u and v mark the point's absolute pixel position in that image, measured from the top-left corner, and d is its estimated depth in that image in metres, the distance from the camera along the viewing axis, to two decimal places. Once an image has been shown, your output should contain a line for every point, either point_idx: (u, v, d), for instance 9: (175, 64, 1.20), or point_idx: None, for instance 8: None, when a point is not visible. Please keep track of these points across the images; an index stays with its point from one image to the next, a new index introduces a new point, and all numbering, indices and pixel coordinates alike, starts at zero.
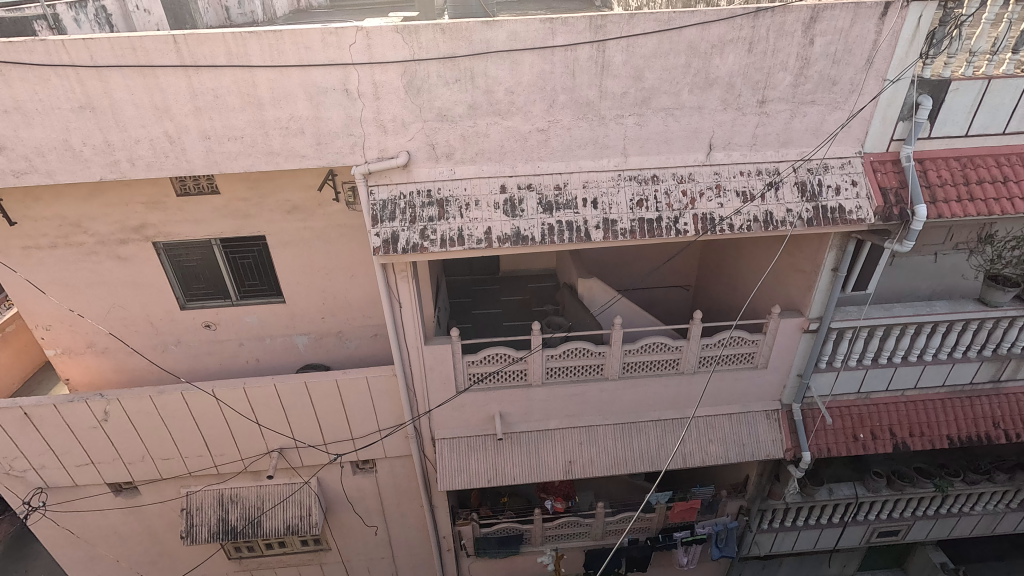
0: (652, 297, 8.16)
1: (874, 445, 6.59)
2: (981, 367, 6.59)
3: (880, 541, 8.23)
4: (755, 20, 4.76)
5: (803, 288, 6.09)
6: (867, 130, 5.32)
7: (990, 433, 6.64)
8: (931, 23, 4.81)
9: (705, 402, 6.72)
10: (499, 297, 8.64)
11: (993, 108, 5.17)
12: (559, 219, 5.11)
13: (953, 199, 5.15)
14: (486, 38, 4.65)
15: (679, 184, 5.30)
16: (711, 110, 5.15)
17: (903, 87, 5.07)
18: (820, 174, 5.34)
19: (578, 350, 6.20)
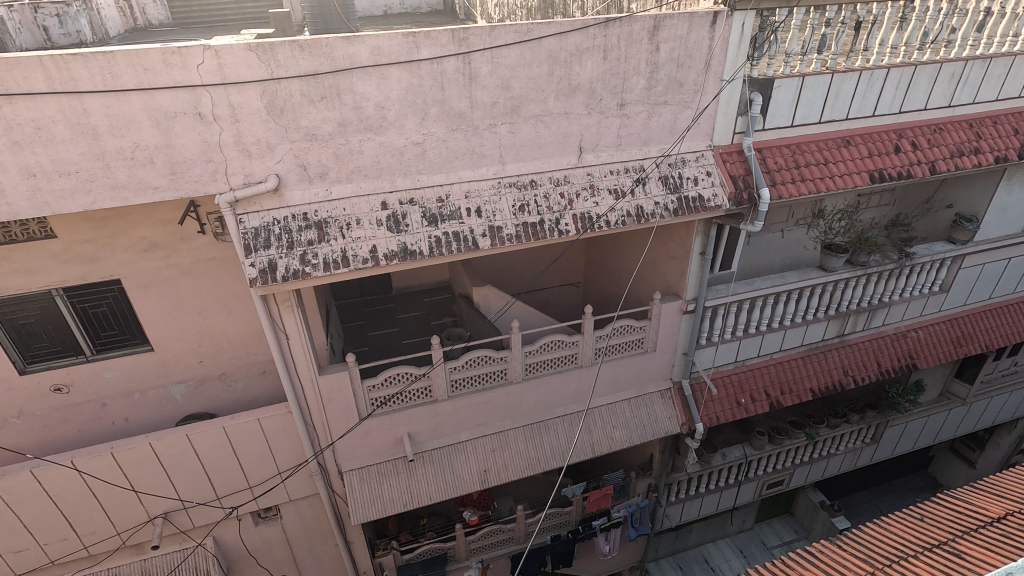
0: (546, 297, 8.40)
1: (754, 408, 7.28)
2: (829, 325, 7.55)
3: (770, 492, 9.12)
4: (606, 29, 5.11)
5: (677, 273, 6.60)
6: (713, 126, 5.90)
7: (843, 381, 7.61)
8: (752, 29, 5.46)
9: (605, 391, 7.05)
10: (395, 317, 8.42)
11: (810, 101, 5.95)
12: (444, 230, 5.11)
13: (789, 181, 5.86)
14: (348, 53, 4.51)
15: (557, 187, 5.52)
16: (577, 114, 5.43)
17: (737, 85, 5.72)
18: (679, 167, 5.83)
19: (480, 359, 6.21)
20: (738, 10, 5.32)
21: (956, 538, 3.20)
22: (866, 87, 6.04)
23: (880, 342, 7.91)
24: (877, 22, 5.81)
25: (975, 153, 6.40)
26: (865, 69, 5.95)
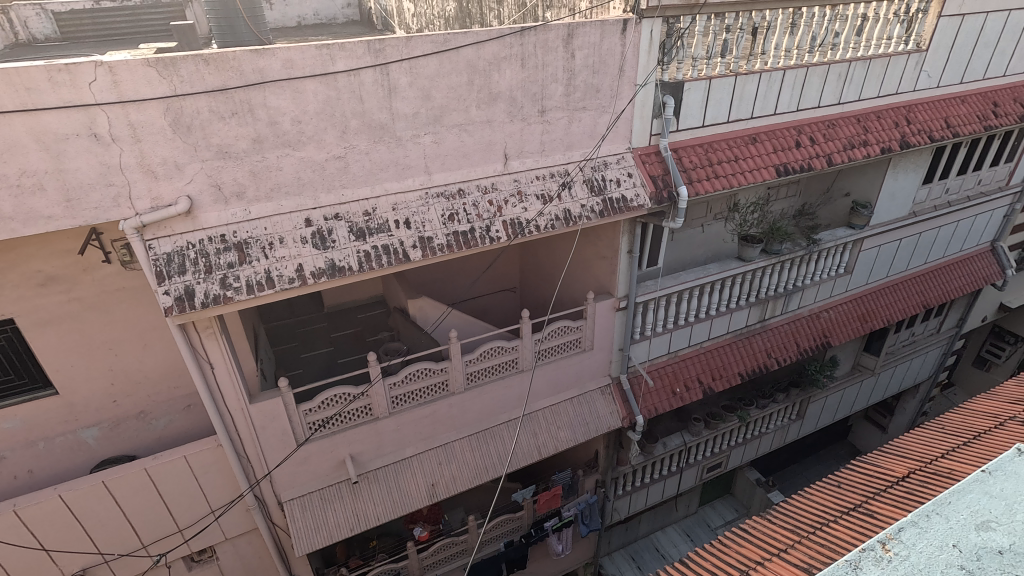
0: (484, 304, 8.42)
1: (689, 396, 7.61)
2: (750, 311, 8.02)
3: (710, 475, 9.54)
4: (522, 38, 5.20)
5: (608, 272, 6.80)
6: (631, 129, 6.13)
7: (767, 363, 8.10)
8: (660, 35, 5.72)
9: (547, 393, 7.14)
10: (330, 336, 8.16)
11: (718, 102, 6.30)
12: (374, 244, 5.01)
13: (705, 178, 6.19)
14: (259, 67, 4.34)
15: (485, 195, 5.55)
16: (499, 122, 5.49)
17: (649, 89, 5.97)
18: (602, 170, 6.02)
19: (420, 372, 6.12)
20: (645, 18, 5.55)
21: (866, 500, 3.48)
22: (766, 88, 6.48)
23: (798, 324, 8.48)
24: (771, 27, 6.24)
25: (864, 145, 7.01)
26: (764, 72, 6.38)
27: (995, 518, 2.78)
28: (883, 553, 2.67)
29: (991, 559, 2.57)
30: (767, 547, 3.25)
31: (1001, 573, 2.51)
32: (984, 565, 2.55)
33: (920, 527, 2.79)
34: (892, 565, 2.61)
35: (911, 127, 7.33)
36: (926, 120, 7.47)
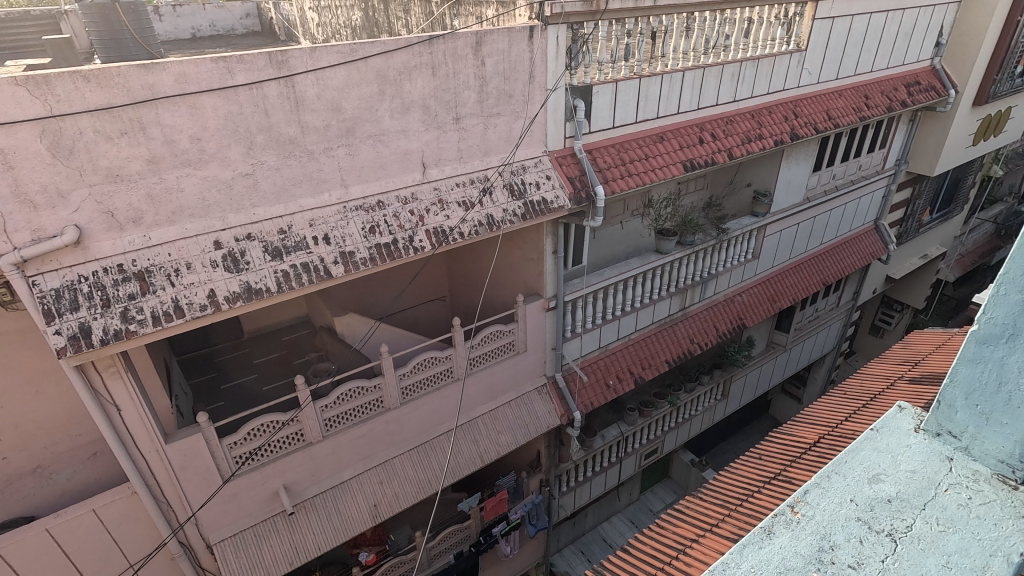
0: (414, 315, 8.29)
1: (622, 387, 7.87)
2: (672, 301, 8.43)
3: (648, 461, 9.91)
4: (431, 47, 5.18)
5: (535, 273, 6.90)
6: (545, 133, 6.26)
7: (690, 348, 8.52)
8: (566, 41, 5.90)
9: (485, 399, 7.14)
10: (251, 363, 7.69)
11: (625, 104, 6.57)
12: (292, 263, 4.83)
13: (619, 177, 6.44)
14: (148, 83, 4.05)
15: (405, 205, 5.48)
16: (415, 131, 5.43)
17: (560, 94, 6.13)
18: (520, 174, 6.11)
19: (353, 391, 5.92)
20: (551, 24, 5.70)
21: (784, 469, 3.73)
22: (668, 89, 6.84)
23: (715, 309, 9.01)
24: (668, 31, 6.60)
25: (759, 138, 7.56)
26: (665, 73, 6.72)
27: (884, 468, 2.89)
28: (792, 519, 2.67)
29: (883, 509, 2.68)
30: (700, 524, 3.40)
31: (890, 520, 2.63)
32: (878, 515, 2.65)
33: (822, 486, 2.83)
34: (800, 529, 2.63)
35: (798, 120, 7.99)
36: (811, 113, 8.17)
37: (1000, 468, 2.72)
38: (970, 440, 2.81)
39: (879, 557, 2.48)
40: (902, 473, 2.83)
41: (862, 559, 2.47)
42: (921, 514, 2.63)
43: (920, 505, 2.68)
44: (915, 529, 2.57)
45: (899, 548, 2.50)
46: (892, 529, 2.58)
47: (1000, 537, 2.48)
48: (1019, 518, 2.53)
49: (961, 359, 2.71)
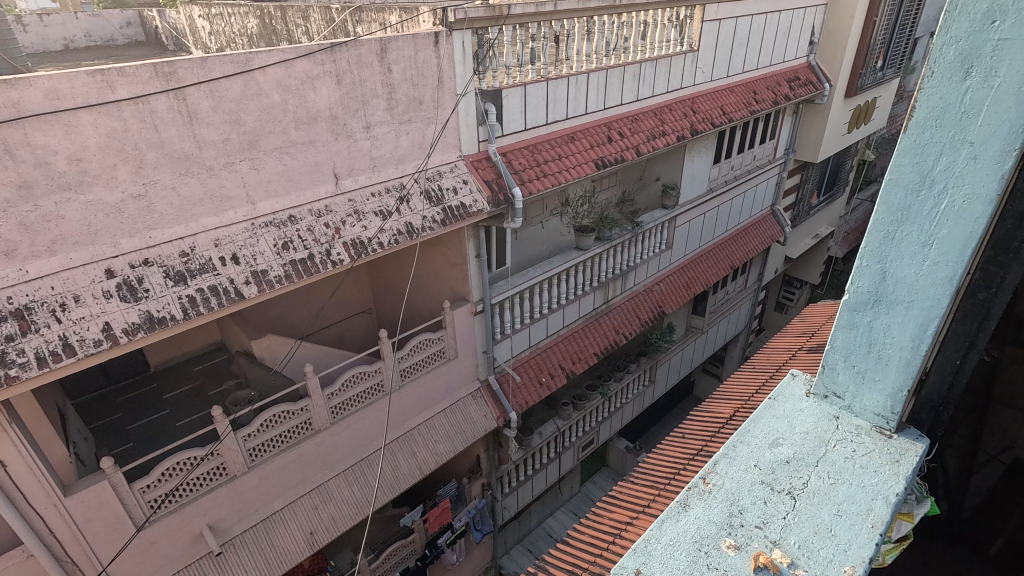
0: (339, 331, 8.01)
1: (554, 383, 8.03)
2: (595, 295, 8.70)
3: (586, 453, 10.17)
4: (334, 54, 5.02)
5: (460, 278, 6.88)
6: (459, 138, 6.25)
7: (616, 339, 8.84)
8: (472, 46, 5.92)
9: (419, 409, 7.02)
10: (160, 399, 7.11)
11: (535, 106, 6.72)
12: (198, 287, 4.55)
13: (535, 178, 6.57)
14: (12, 100, 3.64)
15: (320, 218, 5.29)
16: (323, 142, 5.24)
17: (470, 98, 6.14)
18: (437, 180, 6.06)
19: (278, 417, 5.63)
20: (455, 30, 5.70)
21: (705, 444, 3.94)
22: (575, 90, 7.06)
23: (636, 300, 9.40)
24: (570, 35, 6.78)
25: (663, 135, 7.98)
26: (571, 75, 6.92)
27: (781, 430, 2.71)
28: (702, 491, 2.49)
29: (782, 470, 2.53)
30: (631, 506, 3.51)
31: (789, 479, 2.48)
32: (779, 476, 2.51)
33: (728, 455, 2.64)
34: (710, 500, 2.46)
35: (696, 116, 8.50)
36: (707, 109, 8.73)
37: (879, 421, 2.58)
38: (851, 395, 2.64)
39: (781, 515, 2.36)
40: (798, 434, 2.67)
41: (766, 519, 2.35)
42: (815, 471, 2.50)
43: (814, 463, 2.53)
44: (812, 487, 2.44)
45: (798, 506, 2.38)
46: (792, 487, 2.46)
47: (885, 483, 2.39)
48: (894, 463, 2.45)
49: (836, 323, 2.58)
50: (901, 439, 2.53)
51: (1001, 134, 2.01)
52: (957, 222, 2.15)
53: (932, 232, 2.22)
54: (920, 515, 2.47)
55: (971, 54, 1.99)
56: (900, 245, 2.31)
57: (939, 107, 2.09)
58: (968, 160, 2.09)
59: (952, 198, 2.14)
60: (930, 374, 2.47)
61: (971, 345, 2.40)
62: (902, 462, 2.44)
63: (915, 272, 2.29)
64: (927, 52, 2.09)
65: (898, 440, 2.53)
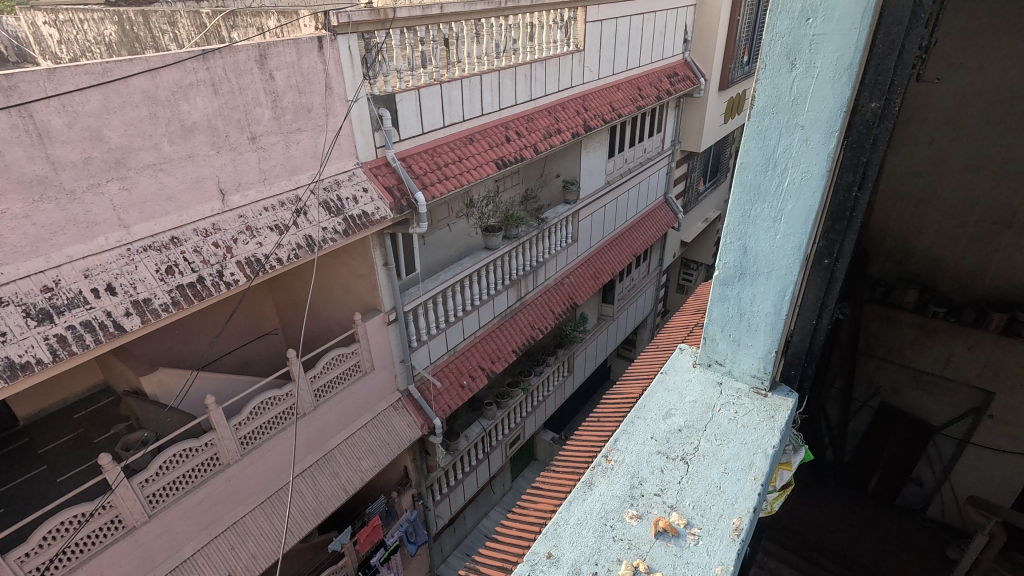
0: (245, 354, 7.50)
1: (476, 384, 8.05)
2: (508, 293, 8.83)
3: (514, 449, 10.29)
4: (206, 62, 4.65)
5: (369, 289, 6.68)
6: (355, 145, 6.04)
7: (532, 334, 9.03)
8: (360, 51, 5.73)
9: (338, 427, 6.76)
10: (33, 456, 6.28)
11: (430, 110, 6.67)
12: (69, 323, 4.09)
13: (437, 181, 6.55)
14: None
15: (207, 237, 4.92)
16: (204, 156, 4.84)
17: (363, 104, 5.95)
18: (335, 190, 5.83)
19: (181, 455, 5.18)
20: (340, 34, 5.49)
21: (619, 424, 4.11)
22: (469, 93, 7.10)
23: (548, 294, 9.65)
24: (459, 38, 6.77)
25: (559, 132, 8.24)
26: (464, 78, 6.94)
27: (673, 401, 2.77)
28: (604, 468, 2.46)
29: (677, 438, 2.57)
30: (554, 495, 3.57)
31: (683, 445, 2.53)
32: (673, 444, 2.54)
33: (627, 431, 2.64)
34: (612, 476, 2.44)
35: (588, 113, 8.86)
36: (597, 106, 9.14)
37: (755, 382, 2.75)
38: (730, 360, 2.80)
39: (677, 480, 2.39)
40: (688, 403, 2.74)
41: (664, 486, 2.37)
42: (704, 435, 2.57)
43: (704, 428, 2.61)
44: (704, 450, 2.50)
45: (692, 470, 2.43)
46: (685, 453, 2.50)
47: (765, 438, 2.51)
48: (769, 418, 2.61)
49: (711, 298, 2.75)
50: (774, 396, 2.71)
51: (825, 118, 2.24)
52: (799, 197, 2.37)
53: (780, 208, 2.43)
54: (797, 462, 2.68)
55: (794, 48, 2.18)
56: (756, 222, 2.51)
57: (775, 96, 2.29)
58: (802, 142, 2.30)
59: (791, 176, 2.36)
60: (794, 336, 2.78)
61: (822, 306, 2.77)
62: (777, 417, 2.59)
63: (770, 245, 2.50)
64: (759, 48, 2.28)
65: (771, 398, 2.71)
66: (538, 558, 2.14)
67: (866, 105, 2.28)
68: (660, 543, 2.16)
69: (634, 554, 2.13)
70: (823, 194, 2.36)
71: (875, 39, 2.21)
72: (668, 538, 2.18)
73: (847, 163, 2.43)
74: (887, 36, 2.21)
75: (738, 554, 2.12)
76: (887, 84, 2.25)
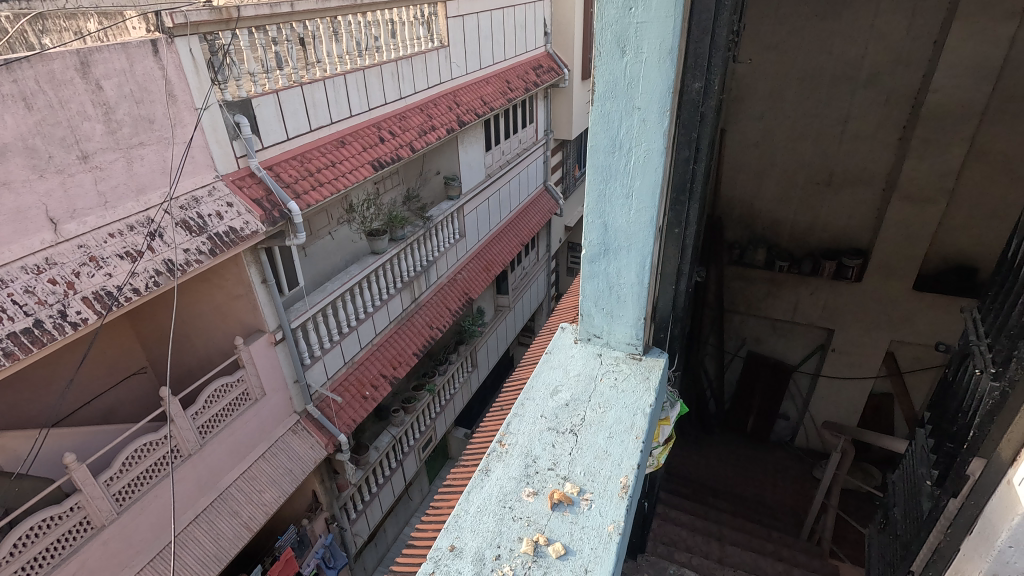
0: (112, 400, 6.61)
1: (379, 394, 7.84)
2: (402, 296, 8.67)
3: (427, 452, 10.16)
4: (12, 73, 3.94)
5: (249, 310, 6.21)
6: (211, 157, 5.52)
7: (431, 334, 8.96)
8: (203, 54, 5.20)
9: (228, 464, 6.20)
10: None
11: (293, 114, 6.30)
12: None
13: (309, 189, 6.26)
14: None
15: (40, 275, 4.26)
16: (24, 182, 4.13)
17: (216, 111, 5.41)
18: (194, 207, 5.31)
19: (40, 528, 4.47)
20: (178, 37, 4.95)
21: None
22: (333, 93, 6.80)
23: (442, 292, 9.61)
24: (316, 37, 6.43)
25: (433, 129, 8.18)
26: (327, 79, 6.63)
27: (558, 378, 2.67)
28: (499, 453, 2.29)
29: (565, 413, 2.48)
30: None
31: (573, 418, 2.44)
32: (561, 419, 2.44)
33: (517, 414, 2.48)
34: (507, 459, 2.28)
35: (459, 109, 8.89)
36: (468, 100, 9.20)
37: (631, 348, 2.76)
38: (607, 332, 2.79)
39: (568, 452, 2.29)
40: (572, 377, 2.67)
41: (557, 459, 2.26)
42: (589, 405, 2.51)
43: (590, 398, 2.54)
44: (590, 419, 2.43)
45: (582, 440, 2.34)
46: (574, 424, 2.41)
47: (643, 398, 2.50)
48: (646, 379, 2.62)
49: (582, 276, 2.74)
50: (648, 358, 2.75)
51: (657, 99, 2.25)
52: (645, 173, 2.39)
53: (630, 185, 2.44)
54: (674, 417, 2.84)
55: (622, 35, 2.17)
56: (610, 201, 2.50)
57: (612, 81, 2.26)
58: (641, 123, 2.31)
59: (636, 156, 2.36)
60: (659, 301, 2.92)
61: (679, 272, 2.91)
62: (652, 377, 2.62)
63: (626, 220, 2.51)
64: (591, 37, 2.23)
65: (645, 360, 2.74)
66: (441, 553, 1.92)
67: (690, 85, 2.45)
68: (557, 515, 2.04)
69: (533, 530, 1.99)
70: (664, 169, 2.40)
71: (690, 24, 2.32)
72: (564, 508, 2.06)
73: (683, 139, 2.55)
74: (700, 20, 2.34)
75: (629, 511, 2.06)
76: (705, 63, 2.41)
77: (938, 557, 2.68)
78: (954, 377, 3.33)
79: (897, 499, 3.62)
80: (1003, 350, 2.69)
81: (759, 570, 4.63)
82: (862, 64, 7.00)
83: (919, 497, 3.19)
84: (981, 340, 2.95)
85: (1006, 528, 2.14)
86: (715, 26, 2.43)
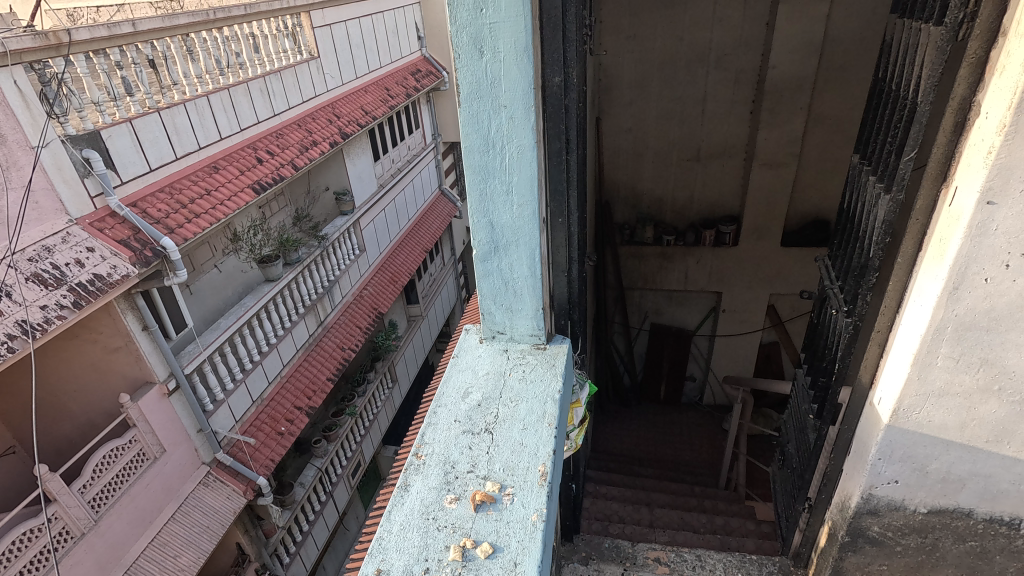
0: None
1: (295, 428, 7.46)
2: (306, 321, 8.27)
3: (357, 477, 9.79)
4: None
5: (132, 361, 5.62)
6: (61, 200, 4.90)
7: (343, 355, 8.64)
8: (33, 85, 4.58)
9: (130, 535, 5.56)
10: None
11: (153, 142, 5.76)
12: None
13: (184, 222, 5.80)
14: None
15: None
16: None
17: (58, 148, 4.77)
18: (47, 258, 4.70)
19: None
20: None
21: None
22: (197, 117, 6.27)
23: (349, 311, 9.29)
24: (168, 58, 5.92)
25: (314, 144, 7.84)
26: (188, 101, 6.11)
27: (468, 380, 2.68)
28: (416, 466, 2.26)
29: (478, 414, 2.48)
30: None
31: (487, 417, 2.46)
32: (475, 420, 2.45)
33: (430, 424, 2.46)
34: (425, 471, 2.25)
35: (340, 121, 8.61)
36: (348, 111, 8.91)
37: (534, 339, 2.82)
38: (509, 327, 2.83)
39: (485, 451, 2.30)
40: (481, 377, 2.68)
41: (475, 460, 2.26)
42: (501, 401, 2.53)
43: (501, 394, 2.57)
44: (503, 415, 2.45)
45: (497, 437, 2.35)
46: (488, 423, 2.42)
47: (552, 385, 2.57)
48: (551, 364, 2.71)
49: (477, 276, 2.77)
50: (552, 346, 2.83)
51: (521, 95, 2.30)
52: (521, 169, 2.44)
53: (508, 181, 2.48)
54: (584, 398, 2.95)
55: (478, 37, 2.21)
56: (492, 199, 2.54)
57: (475, 82, 2.29)
58: (509, 120, 2.35)
59: (510, 152, 2.41)
60: (555, 289, 3.01)
61: (570, 259, 3.02)
62: (557, 363, 2.70)
63: (511, 216, 2.55)
64: (450, 40, 2.26)
65: (550, 349, 2.82)
66: None
67: (552, 80, 2.55)
68: (481, 516, 2.04)
69: (459, 536, 1.99)
70: (538, 163, 2.46)
71: (542, 23, 2.41)
72: (487, 507, 2.07)
73: (553, 134, 2.66)
74: (550, 19, 2.45)
75: (550, 496, 2.11)
76: (562, 59, 2.53)
77: (827, 481, 3.01)
78: (818, 319, 3.73)
79: (789, 436, 4.00)
80: (850, 290, 3.06)
81: (686, 526, 4.92)
82: (710, 48, 7.64)
83: (806, 429, 3.55)
84: (833, 283, 3.33)
85: (874, 443, 2.45)
86: (566, 22, 2.54)
